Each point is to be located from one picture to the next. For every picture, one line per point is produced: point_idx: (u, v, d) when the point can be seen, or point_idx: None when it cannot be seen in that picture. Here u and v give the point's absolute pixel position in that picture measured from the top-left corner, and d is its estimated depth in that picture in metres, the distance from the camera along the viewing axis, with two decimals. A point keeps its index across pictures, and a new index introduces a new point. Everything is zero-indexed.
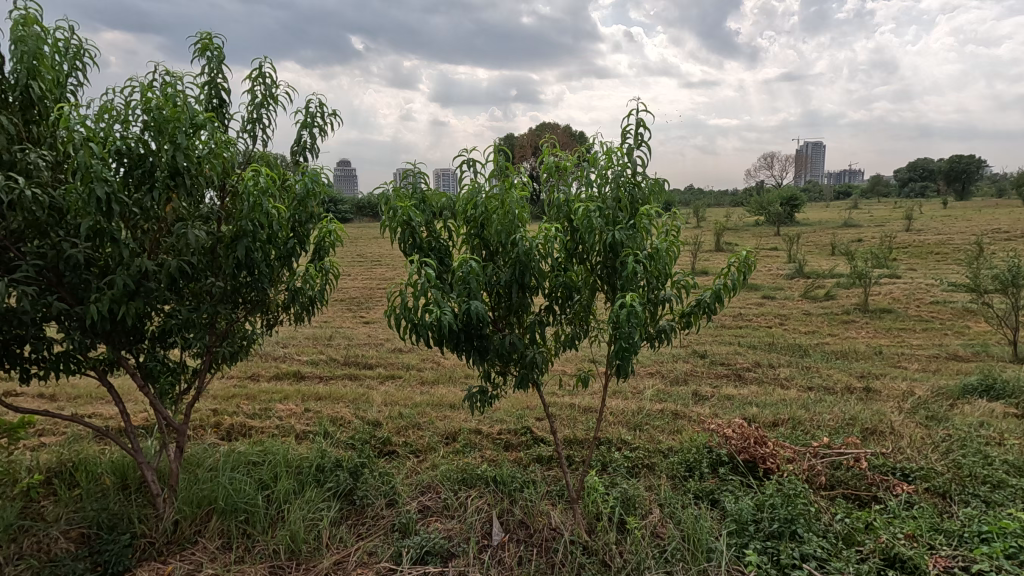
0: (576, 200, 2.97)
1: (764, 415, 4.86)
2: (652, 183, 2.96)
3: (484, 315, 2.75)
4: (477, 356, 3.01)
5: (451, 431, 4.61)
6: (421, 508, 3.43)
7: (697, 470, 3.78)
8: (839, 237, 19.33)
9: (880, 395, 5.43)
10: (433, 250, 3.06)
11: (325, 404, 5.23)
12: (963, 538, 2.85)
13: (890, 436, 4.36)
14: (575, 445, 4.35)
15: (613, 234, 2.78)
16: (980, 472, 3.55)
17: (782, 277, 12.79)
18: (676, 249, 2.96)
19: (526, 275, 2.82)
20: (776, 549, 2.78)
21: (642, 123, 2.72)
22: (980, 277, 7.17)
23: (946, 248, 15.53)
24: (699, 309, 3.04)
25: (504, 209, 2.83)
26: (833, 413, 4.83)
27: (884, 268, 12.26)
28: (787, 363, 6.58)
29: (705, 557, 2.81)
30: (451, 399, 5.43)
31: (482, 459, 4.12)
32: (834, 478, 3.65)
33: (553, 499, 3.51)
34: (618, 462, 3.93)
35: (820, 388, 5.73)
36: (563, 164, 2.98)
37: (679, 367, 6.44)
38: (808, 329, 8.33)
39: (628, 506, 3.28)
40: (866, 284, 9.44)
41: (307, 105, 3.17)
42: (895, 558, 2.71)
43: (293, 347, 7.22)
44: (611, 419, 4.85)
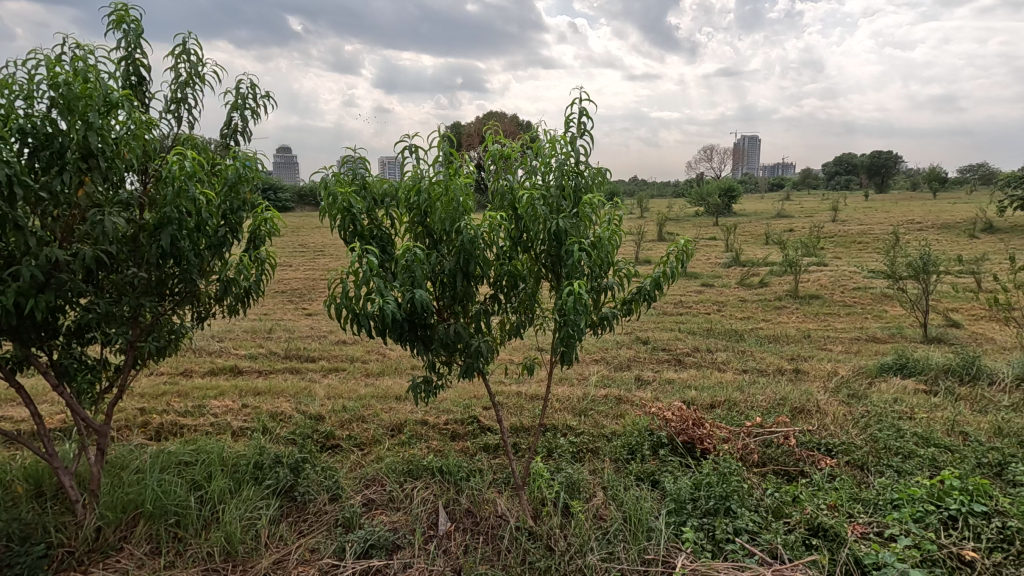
0: (520, 187, 2.97)
1: (701, 398, 5.06)
2: (594, 173, 3.00)
3: (428, 304, 2.71)
4: (421, 346, 2.98)
5: (397, 422, 4.56)
6: (365, 501, 3.37)
7: (639, 453, 3.91)
8: (773, 227, 20.35)
9: (807, 376, 5.78)
10: (375, 239, 2.98)
11: (264, 399, 5.04)
12: (877, 506, 3.08)
13: (816, 413, 4.65)
14: (521, 433, 4.39)
15: (557, 223, 2.80)
16: (893, 444, 3.84)
17: (720, 265, 13.34)
18: (618, 238, 3.02)
19: (470, 263, 2.79)
20: (712, 525, 2.91)
21: (585, 112, 2.75)
22: (896, 264, 7.73)
23: (867, 238, 16.63)
24: (639, 297, 3.11)
25: (448, 196, 2.79)
26: (765, 394, 5.10)
27: (812, 257, 12.99)
28: (724, 347, 6.88)
29: (646, 536, 2.90)
30: (397, 390, 5.36)
31: (428, 450, 4.09)
32: (765, 455, 3.86)
33: (499, 486, 3.53)
34: (563, 448, 4.00)
35: (753, 370, 6.03)
36: (507, 152, 2.97)
37: (623, 353, 6.61)
38: (743, 314, 8.72)
39: (572, 490, 3.36)
40: (796, 272, 10.00)
41: (237, 85, 3.00)
42: (818, 527, 2.88)
43: (230, 341, 6.90)
44: (557, 406, 4.92)
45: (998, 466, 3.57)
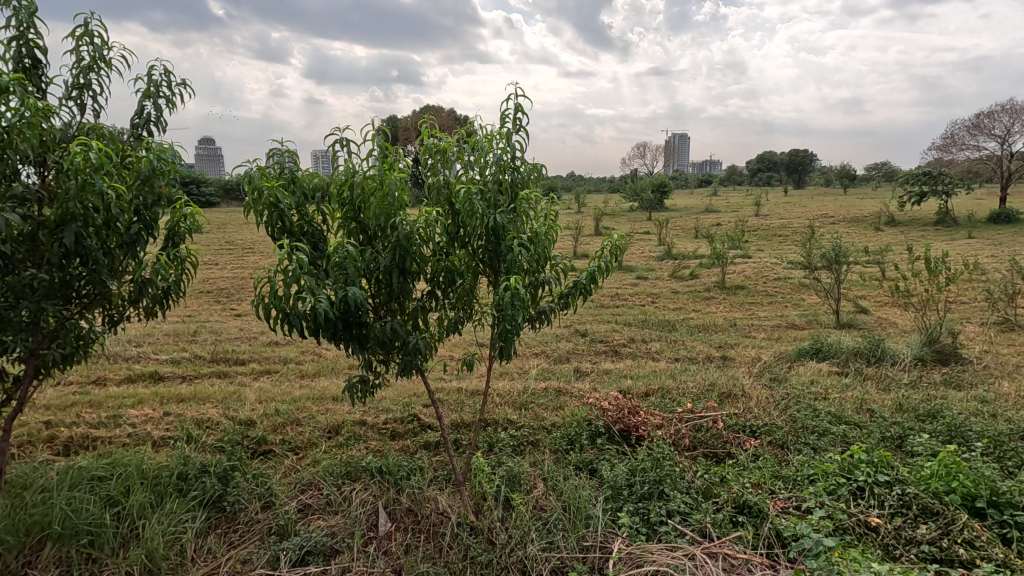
0: (457, 182, 2.95)
1: (637, 387, 5.24)
2: (530, 168, 3.02)
3: (363, 302, 2.65)
4: (357, 345, 2.90)
5: (333, 424, 4.43)
6: (301, 507, 3.26)
7: (577, 443, 4.00)
8: (702, 221, 21.30)
9: (734, 362, 6.10)
10: (305, 235, 2.88)
11: (188, 406, 4.76)
12: (796, 481, 3.30)
13: (742, 397, 4.92)
14: (462, 428, 4.38)
15: (494, 218, 2.80)
16: (810, 423, 4.13)
17: (654, 258, 13.84)
18: (555, 233, 3.05)
19: (406, 259, 2.74)
20: (647, 509, 3.02)
21: (520, 107, 2.77)
22: (812, 256, 8.29)
23: (786, 231, 17.74)
24: (576, 291, 3.16)
25: (383, 191, 2.73)
26: (696, 381, 5.34)
27: (737, 249, 13.70)
28: (658, 337, 7.14)
29: (584, 524, 2.96)
30: (333, 391, 5.21)
31: (367, 451, 4.00)
32: (696, 439, 4.04)
33: (440, 483, 3.50)
34: (504, 442, 4.02)
35: (685, 358, 6.30)
36: (443, 146, 2.94)
37: (562, 346, 6.73)
38: (676, 305, 9.08)
39: (513, 483, 3.39)
40: (723, 264, 10.53)
41: (149, 72, 2.80)
42: (744, 505, 3.05)
43: (149, 345, 6.46)
44: (498, 400, 4.94)
45: (899, 439, 3.92)
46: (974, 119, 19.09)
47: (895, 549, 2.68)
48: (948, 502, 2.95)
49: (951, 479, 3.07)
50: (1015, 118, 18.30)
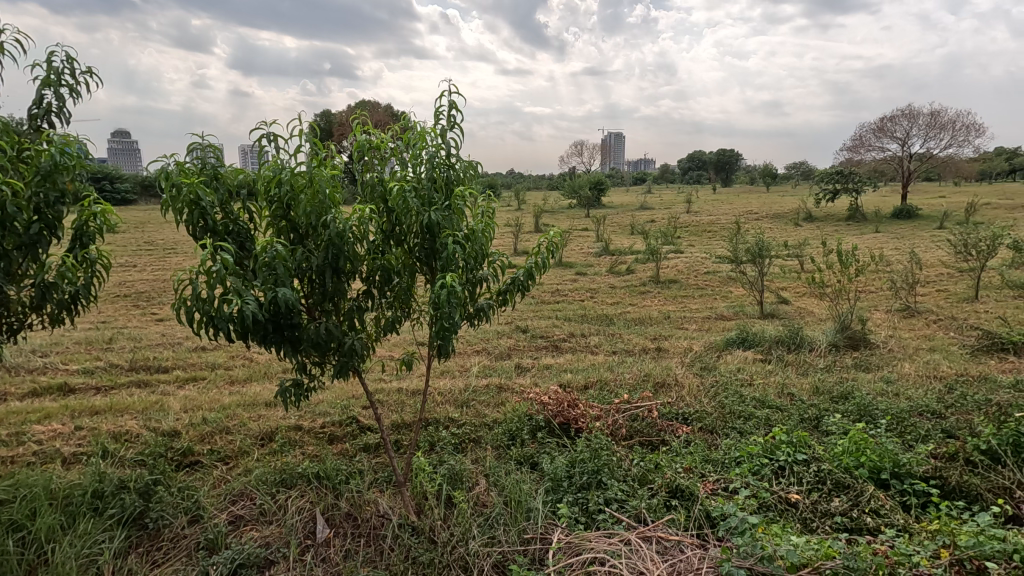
0: (391, 180, 2.90)
1: (576, 380, 5.36)
2: (466, 166, 3.02)
3: (294, 303, 2.56)
4: (289, 348, 2.80)
5: (267, 431, 4.26)
6: (232, 519, 3.12)
7: (519, 438, 4.05)
8: (637, 218, 21.97)
9: (668, 353, 6.35)
10: (231, 234, 2.74)
11: (103, 419, 4.42)
12: (724, 464, 3.49)
13: (674, 386, 5.13)
14: (402, 429, 4.33)
15: (430, 216, 2.78)
16: (737, 409, 4.37)
17: (592, 254, 14.15)
18: (491, 230, 3.07)
19: (339, 258, 2.67)
20: (585, 499, 3.10)
21: (454, 105, 2.77)
22: (738, 250, 8.76)
23: (715, 227, 18.61)
24: (514, 287, 3.18)
25: (313, 188, 2.64)
26: (632, 372, 5.53)
27: (670, 245, 14.26)
28: (596, 331, 7.33)
29: (525, 517, 3.00)
30: (266, 396, 5.00)
31: (303, 456, 3.88)
32: (632, 428, 4.18)
33: (381, 486, 3.44)
34: (445, 440, 4.01)
35: (622, 351, 6.50)
36: (376, 143, 2.89)
37: (503, 343, 6.77)
38: (613, 300, 9.34)
39: (455, 481, 3.39)
40: (657, 259, 10.93)
41: (49, 58, 2.57)
42: (677, 489, 3.20)
43: (57, 355, 5.96)
44: (439, 399, 4.91)
45: (816, 419, 4.22)
46: (878, 123, 20.75)
47: (812, 521, 2.88)
48: (857, 475, 3.20)
49: (860, 455, 3.34)
50: (913, 123, 20.05)
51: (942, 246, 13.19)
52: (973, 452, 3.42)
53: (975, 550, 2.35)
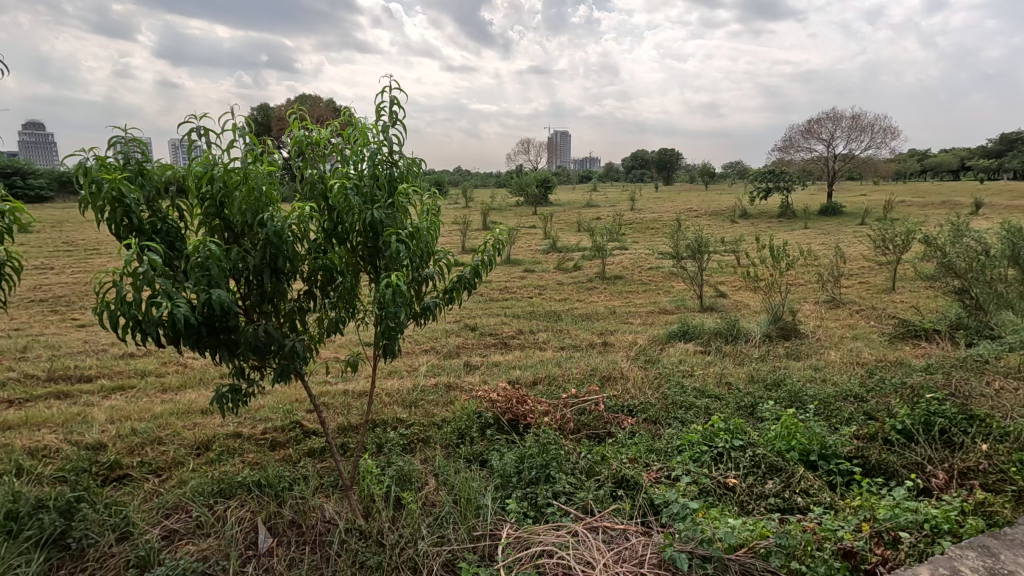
0: (331, 176, 2.82)
1: (525, 376, 5.41)
2: (409, 163, 2.98)
3: (230, 305, 2.44)
4: (225, 352, 2.68)
5: (203, 439, 4.06)
6: (166, 534, 2.96)
7: (468, 436, 4.05)
8: (584, 215, 22.33)
9: (614, 348, 6.50)
10: (159, 233, 2.59)
11: (17, 434, 4.09)
12: (667, 453, 3.62)
13: (620, 379, 5.27)
14: (349, 432, 4.23)
15: (372, 214, 2.72)
16: (678, 399, 4.54)
17: (540, 251, 14.28)
18: (436, 228, 3.04)
19: (278, 258, 2.57)
20: (534, 493, 3.14)
21: (396, 100, 2.73)
22: (679, 246, 9.07)
23: (658, 224, 19.17)
24: (460, 285, 3.17)
25: (249, 185, 2.54)
26: (579, 367, 5.63)
27: (615, 242, 14.60)
28: (544, 328, 7.41)
29: (475, 514, 2.99)
30: (202, 404, 4.77)
31: (243, 464, 3.73)
32: (579, 422, 4.26)
33: (327, 490, 3.36)
34: (393, 441, 3.95)
35: (569, 346, 6.60)
36: (316, 138, 2.81)
37: (452, 341, 6.73)
38: (561, 296, 9.46)
39: (403, 482, 3.35)
40: (603, 256, 11.16)
41: None
42: (623, 479, 3.28)
43: None
44: (386, 400, 4.83)
45: (751, 406, 4.44)
46: (806, 125, 22.00)
47: (748, 504, 3.03)
48: (789, 458, 3.39)
49: (791, 439, 3.53)
50: (837, 125, 21.37)
51: (863, 242, 14.13)
52: (890, 431, 3.69)
53: (892, 522, 2.54)
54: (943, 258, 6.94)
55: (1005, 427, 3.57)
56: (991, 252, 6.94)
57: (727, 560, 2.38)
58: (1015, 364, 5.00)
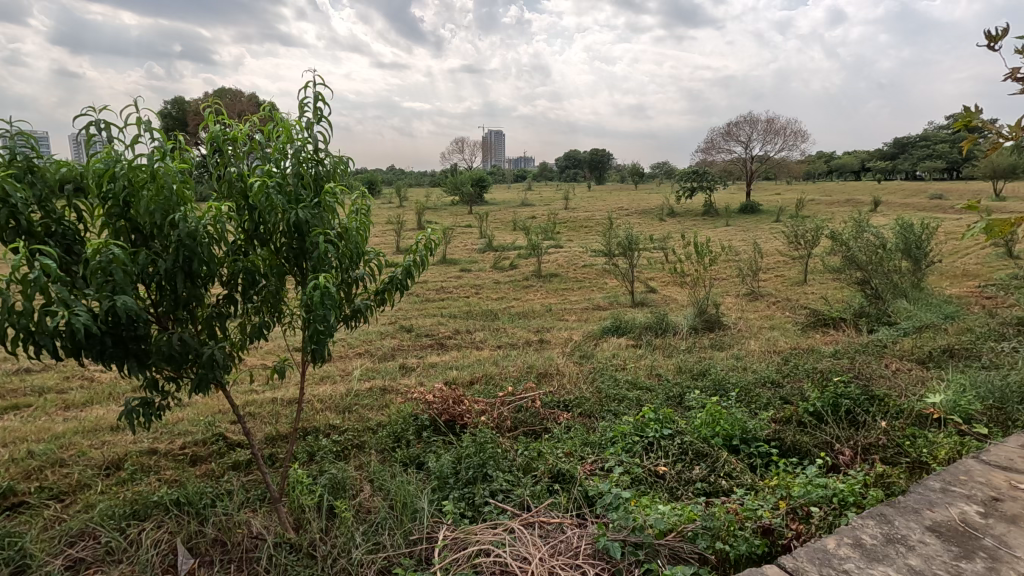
0: (251, 175, 2.68)
1: (462, 376, 5.38)
2: (336, 161, 2.89)
3: (138, 312, 2.27)
4: (135, 363, 2.48)
5: (113, 458, 3.76)
6: (70, 564, 2.71)
7: (404, 439, 3.98)
8: (519, 214, 22.50)
9: (550, 344, 6.60)
10: (54, 236, 2.37)
11: None
12: (600, 445, 3.71)
13: (556, 375, 5.35)
14: (277, 441, 4.05)
15: (297, 214, 2.60)
16: (612, 393, 4.67)
17: (476, 250, 14.27)
18: (366, 229, 2.96)
19: (193, 261, 2.42)
20: (472, 493, 3.13)
21: (321, 96, 2.63)
22: (611, 244, 9.34)
23: (591, 222, 19.64)
24: (392, 286, 3.10)
25: (157, 184, 2.36)
26: (516, 365, 5.67)
27: (550, 240, 14.83)
28: (481, 327, 7.41)
29: (411, 518, 2.94)
30: (112, 420, 4.42)
31: (159, 482, 3.48)
32: (516, 419, 4.29)
33: (253, 505, 3.19)
34: (325, 449, 3.82)
35: (506, 344, 6.63)
36: (233, 134, 2.66)
37: (387, 343, 6.59)
38: (498, 295, 9.50)
39: (337, 490, 3.25)
40: (538, 254, 11.30)
41: None
42: (559, 473, 3.34)
43: None
44: (318, 406, 4.66)
45: (679, 396, 4.64)
46: (725, 127, 23.24)
47: (677, 489, 3.16)
48: (713, 444, 3.57)
49: (715, 425, 3.72)
50: (753, 128, 22.72)
51: (778, 237, 15.09)
52: (803, 414, 3.96)
53: (805, 498, 2.73)
54: (848, 251, 7.55)
55: (899, 405, 3.93)
56: (887, 246, 7.61)
57: (657, 545, 2.47)
58: (909, 347, 5.51)
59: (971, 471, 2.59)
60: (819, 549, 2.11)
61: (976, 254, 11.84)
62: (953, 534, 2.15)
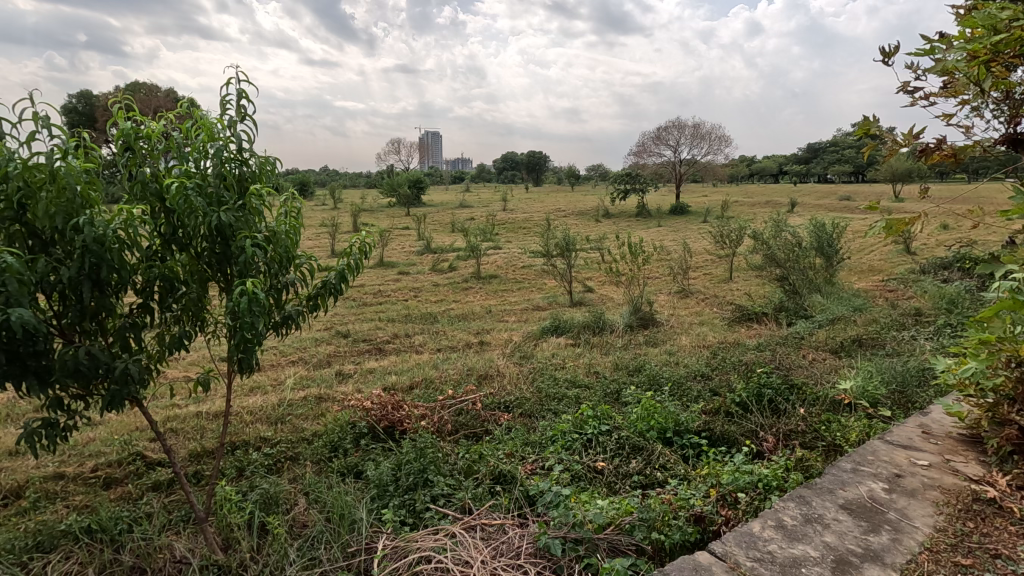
0: (167, 175, 2.51)
1: (401, 381, 5.28)
2: (261, 162, 2.75)
3: (37, 325, 2.07)
4: (35, 381, 2.27)
5: (12, 487, 3.42)
6: None
7: (341, 448, 3.87)
8: (457, 216, 22.38)
9: (490, 346, 6.60)
10: None
11: None
12: (541, 444, 3.76)
13: (496, 376, 5.36)
14: (202, 458, 3.82)
15: (220, 216, 2.45)
16: (552, 392, 4.73)
17: (414, 253, 14.08)
18: (296, 232, 2.84)
19: (101, 268, 2.23)
20: (412, 500, 3.08)
21: (244, 93, 2.51)
22: (549, 245, 9.47)
23: (529, 224, 19.82)
24: (325, 291, 2.98)
25: (58, 185, 2.17)
26: (456, 368, 5.63)
27: (489, 241, 14.87)
28: (421, 330, 7.31)
29: (349, 529, 2.85)
30: (9, 444, 4.01)
31: (67, 509, 3.20)
32: (457, 422, 4.26)
33: (177, 527, 3.00)
34: (256, 463, 3.64)
35: (446, 347, 6.58)
36: (146, 131, 2.47)
37: (321, 350, 6.38)
38: (437, 297, 9.40)
39: (269, 505, 3.10)
40: (477, 256, 11.30)
41: None
42: (501, 475, 3.34)
43: None
44: (247, 419, 4.44)
45: (616, 392, 4.77)
46: (656, 132, 24.20)
47: (616, 484, 3.24)
48: (649, 437, 3.69)
49: (651, 419, 3.85)
50: (681, 132, 23.73)
51: (706, 237, 15.87)
52: (731, 404, 4.17)
53: (733, 484, 2.88)
54: (768, 250, 8.03)
55: (815, 393, 4.21)
56: (803, 244, 8.18)
57: (596, 539, 2.52)
58: (823, 338, 5.92)
59: (877, 451, 2.81)
60: (746, 533, 2.23)
61: (879, 251, 12.94)
62: (863, 510, 2.33)
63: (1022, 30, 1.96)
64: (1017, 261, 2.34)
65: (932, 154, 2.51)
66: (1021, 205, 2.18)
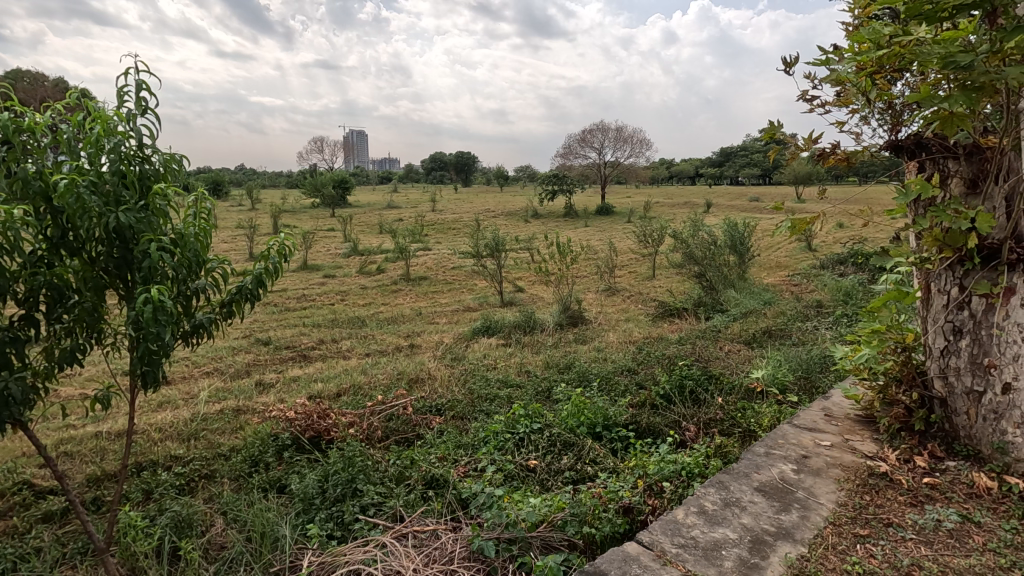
0: (54, 172, 2.26)
1: (327, 389, 5.08)
2: (166, 159, 2.55)
3: None
4: None
5: None
6: None
7: (262, 462, 3.66)
8: (385, 217, 21.86)
9: (420, 349, 6.49)
10: None
11: None
12: (473, 446, 3.74)
13: (427, 379, 5.28)
14: (103, 482, 3.49)
15: (119, 217, 2.24)
16: (483, 393, 4.73)
17: (340, 255, 13.62)
18: (207, 234, 2.65)
19: None
20: (340, 511, 2.97)
21: (145, 84, 2.32)
22: (479, 246, 9.47)
23: (459, 224, 19.73)
24: (240, 296, 2.80)
25: None
26: (386, 372, 5.49)
27: (419, 242, 14.67)
28: (348, 335, 7.08)
29: (272, 547, 2.70)
30: None
31: None
32: (387, 429, 4.16)
33: (73, 560, 2.72)
34: (166, 483, 3.38)
35: (375, 352, 6.41)
36: (29, 122, 2.22)
37: (240, 359, 6.02)
38: (365, 301, 9.14)
39: (181, 529, 2.87)
40: (407, 258, 11.10)
41: None
42: (433, 479, 3.29)
43: None
44: (156, 436, 4.11)
45: (547, 390, 4.83)
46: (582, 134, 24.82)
47: (548, 481, 3.28)
48: (579, 432, 3.77)
49: (580, 415, 3.93)
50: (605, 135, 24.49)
51: (630, 237, 16.45)
52: (655, 397, 4.34)
53: (659, 474, 3.00)
54: (687, 249, 8.46)
55: (732, 382, 4.46)
56: (718, 243, 8.66)
57: (530, 537, 2.53)
58: (737, 330, 6.30)
59: (786, 435, 3.01)
60: (671, 520, 2.32)
61: (785, 248, 13.96)
62: (775, 491, 2.49)
63: (901, 46, 2.16)
64: (902, 255, 2.58)
65: (828, 158, 2.72)
66: (903, 205, 2.40)
